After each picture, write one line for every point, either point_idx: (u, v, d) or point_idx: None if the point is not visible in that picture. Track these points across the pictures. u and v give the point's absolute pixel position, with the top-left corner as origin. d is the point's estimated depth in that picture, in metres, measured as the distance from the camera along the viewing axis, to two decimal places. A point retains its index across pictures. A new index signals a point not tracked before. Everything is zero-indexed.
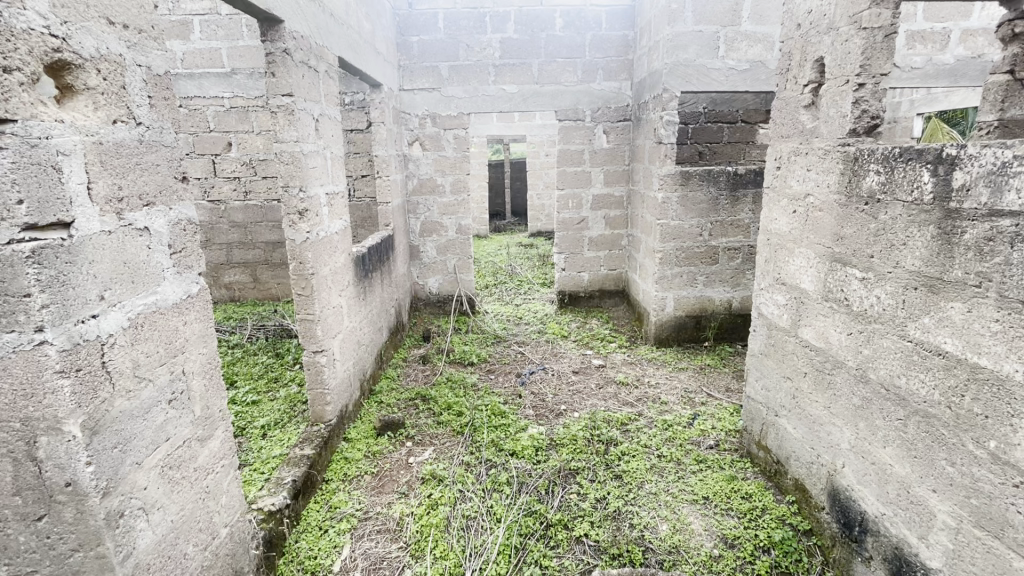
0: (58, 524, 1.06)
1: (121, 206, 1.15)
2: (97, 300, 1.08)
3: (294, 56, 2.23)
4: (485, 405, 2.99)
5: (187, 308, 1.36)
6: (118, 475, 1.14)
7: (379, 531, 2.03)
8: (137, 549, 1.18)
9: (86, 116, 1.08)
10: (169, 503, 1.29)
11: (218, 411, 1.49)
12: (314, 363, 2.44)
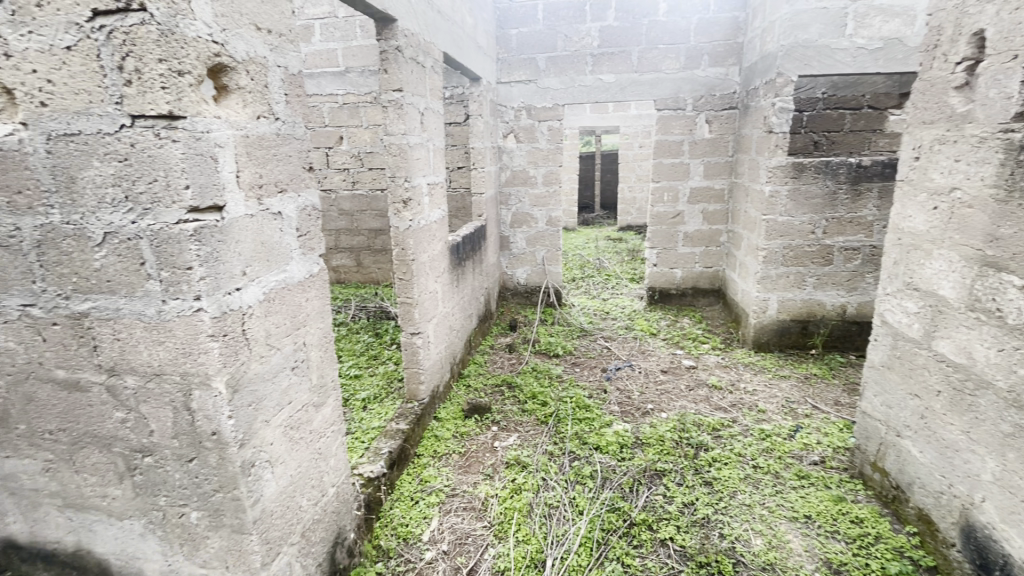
0: (205, 466, 1.24)
1: (261, 192, 1.29)
2: (241, 275, 1.23)
3: (405, 52, 2.35)
4: (569, 397, 3.00)
5: (309, 286, 1.51)
6: (252, 430, 1.29)
7: (465, 508, 2.11)
8: (265, 496, 1.34)
9: (237, 113, 1.22)
10: (290, 459, 1.44)
11: (331, 380, 1.63)
12: (410, 343, 2.59)
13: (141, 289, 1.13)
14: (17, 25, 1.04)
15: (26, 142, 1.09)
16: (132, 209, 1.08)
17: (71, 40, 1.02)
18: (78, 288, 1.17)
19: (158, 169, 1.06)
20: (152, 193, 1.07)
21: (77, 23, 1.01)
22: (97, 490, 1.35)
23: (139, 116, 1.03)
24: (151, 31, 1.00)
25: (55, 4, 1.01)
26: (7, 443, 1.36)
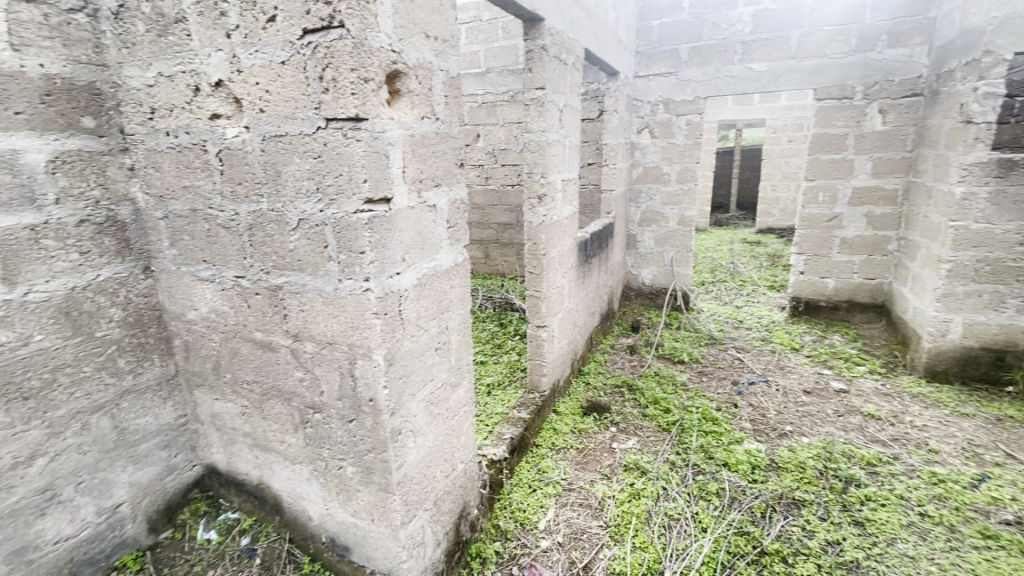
0: (362, 428, 1.41)
1: (420, 186, 1.41)
2: (400, 261, 1.36)
3: (550, 51, 2.39)
4: (695, 407, 2.84)
5: (454, 274, 1.62)
6: (402, 401, 1.42)
7: (581, 505, 2.12)
8: (408, 462, 1.47)
9: (407, 114, 1.35)
10: (430, 432, 1.57)
11: (466, 363, 1.74)
12: (536, 336, 2.66)
13: (323, 268, 1.31)
14: (247, 46, 1.25)
15: (247, 143, 1.33)
16: (321, 199, 1.26)
17: (285, 55, 1.21)
18: (276, 264, 1.39)
19: (344, 164, 1.21)
20: (339, 186, 1.23)
21: (290, 41, 1.19)
22: (278, 436, 1.60)
23: (332, 119, 1.19)
24: (348, 44, 1.14)
25: (276, 25, 1.20)
26: (217, 387, 1.68)
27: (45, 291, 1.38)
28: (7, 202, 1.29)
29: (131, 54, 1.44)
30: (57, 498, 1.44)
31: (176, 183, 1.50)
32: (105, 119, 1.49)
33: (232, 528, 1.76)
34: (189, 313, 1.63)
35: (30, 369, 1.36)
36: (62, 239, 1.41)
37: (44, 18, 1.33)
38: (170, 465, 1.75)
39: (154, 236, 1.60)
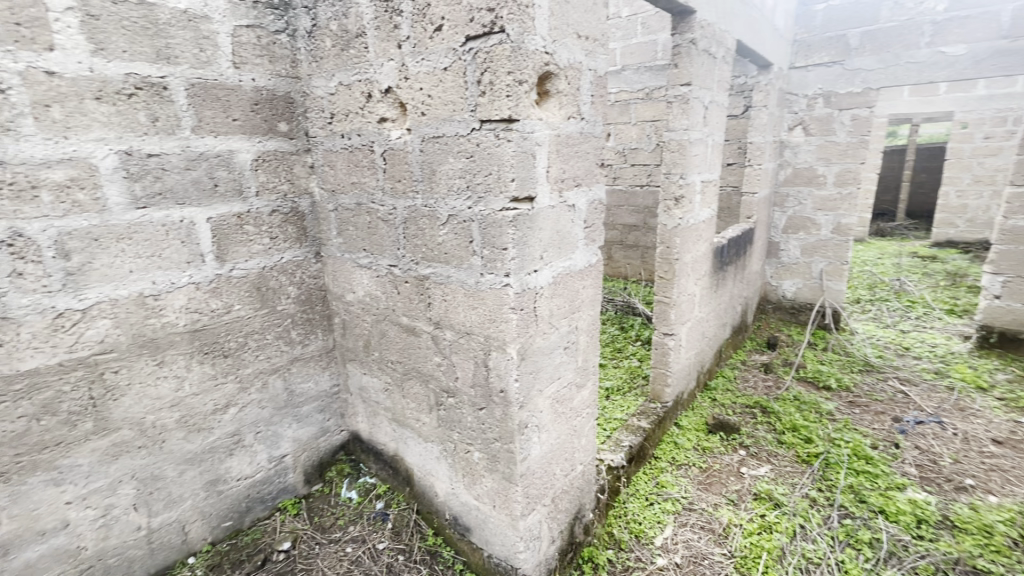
0: (491, 417, 1.46)
1: (562, 186, 1.42)
2: (539, 259, 1.38)
3: (699, 44, 2.26)
4: (844, 441, 2.50)
5: (587, 275, 1.61)
6: (530, 395, 1.44)
7: (703, 528, 1.99)
8: (531, 456, 1.49)
9: (554, 115, 1.36)
10: (554, 428, 1.58)
11: (592, 365, 1.72)
12: (662, 344, 2.55)
13: (467, 262, 1.39)
14: (415, 54, 1.36)
15: (408, 144, 1.45)
16: (470, 197, 1.34)
17: (448, 62, 1.29)
18: (425, 256, 1.50)
19: (494, 164, 1.27)
20: (488, 184, 1.29)
21: (453, 48, 1.27)
22: (414, 414, 1.73)
23: (487, 121, 1.25)
24: (507, 48, 1.18)
25: (442, 34, 1.28)
26: (366, 363, 1.86)
27: (244, 269, 1.65)
28: (224, 194, 1.57)
29: (319, 67, 1.65)
30: (241, 442, 1.72)
31: (346, 180, 1.69)
32: (295, 124, 1.73)
33: (369, 491, 1.95)
34: (348, 295, 1.83)
35: (229, 333, 1.64)
36: (258, 226, 1.67)
37: (257, 39, 1.58)
38: (324, 427, 1.99)
39: (325, 226, 1.82)
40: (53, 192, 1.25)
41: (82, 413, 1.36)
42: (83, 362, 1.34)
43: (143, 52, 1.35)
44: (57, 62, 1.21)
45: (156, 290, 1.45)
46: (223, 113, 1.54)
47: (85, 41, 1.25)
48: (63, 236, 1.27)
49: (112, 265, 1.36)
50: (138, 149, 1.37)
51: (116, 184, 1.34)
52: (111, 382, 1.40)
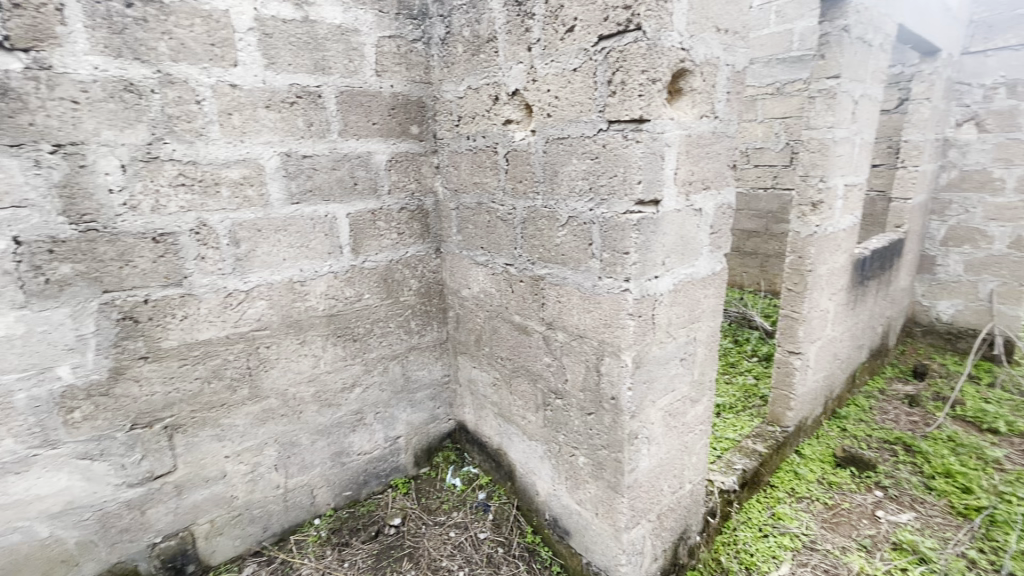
0: (600, 423, 1.44)
1: (690, 189, 1.35)
2: (660, 265, 1.32)
3: (853, 32, 2.02)
4: (1017, 498, 2.09)
5: (709, 284, 1.51)
6: (642, 405, 1.39)
7: (828, 571, 1.78)
8: (639, 468, 1.44)
9: (686, 114, 1.29)
10: (664, 442, 1.50)
11: (709, 380, 1.62)
12: (786, 363, 2.33)
13: (585, 265, 1.38)
14: (545, 56, 1.37)
15: (532, 145, 1.47)
16: (593, 199, 1.32)
17: (578, 63, 1.28)
18: (542, 257, 1.51)
19: (620, 166, 1.24)
20: (612, 186, 1.26)
21: (584, 48, 1.26)
22: (520, 412, 1.76)
23: (615, 121, 1.22)
24: (642, 46, 1.14)
25: (574, 35, 1.28)
26: (476, 357, 1.93)
27: (374, 261, 1.79)
28: (361, 192, 1.71)
29: (450, 72, 1.73)
30: (363, 420, 1.87)
31: (469, 180, 1.75)
32: (425, 127, 1.83)
33: (472, 480, 2.02)
34: (464, 290, 1.90)
35: (359, 319, 1.78)
36: (388, 222, 1.80)
37: (396, 49, 1.70)
38: (434, 414, 2.09)
39: (446, 223, 1.91)
40: (230, 188, 1.45)
41: (240, 380, 1.56)
42: (244, 336, 1.54)
43: (304, 64, 1.51)
44: (239, 75, 1.41)
45: (303, 277, 1.63)
46: (365, 118, 1.67)
47: (260, 57, 1.43)
48: (235, 226, 1.47)
49: (270, 253, 1.55)
50: (296, 151, 1.54)
51: (277, 182, 1.52)
52: (264, 355, 1.59)
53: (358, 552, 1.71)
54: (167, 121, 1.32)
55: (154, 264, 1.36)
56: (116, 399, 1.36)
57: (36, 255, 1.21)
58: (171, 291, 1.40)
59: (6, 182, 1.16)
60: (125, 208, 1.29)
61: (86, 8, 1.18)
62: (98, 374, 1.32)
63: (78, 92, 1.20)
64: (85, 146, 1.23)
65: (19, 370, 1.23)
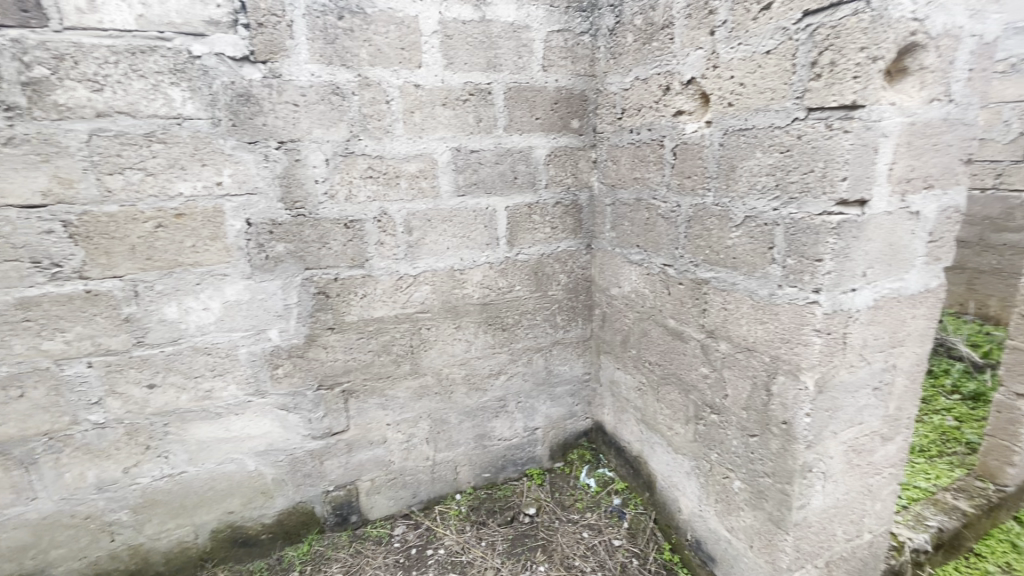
0: (764, 447, 1.30)
1: (907, 188, 1.12)
2: (860, 277, 1.11)
3: None
4: None
5: (920, 303, 1.26)
6: (821, 436, 1.21)
7: None
8: (810, 507, 1.26)
9: (911, 97, 1.07)
10: (843, 481, 1.30)
11: (907, 417, 1.36)
12: (1011, 407, 1.87)
13: (762, 270, 1.24)
14: (730, 40, 1.25)
15: (707, 138, 1.35)
16: (779, 197, 1.18)
17: (773, 44, 1.14)
18: (708, 259, 1.40)
19: (819, 160, 1.08)
20: (806, 183, 1.12)
21: (783, 27, 1.11)
22: (667, 422, 1.66)
23: (817, 109, 1.07)
24: (863, 19, 0.97)
25: (770, 12, 1.14)
26: (621, 358, 1.86)
27: (527, 254, 1.81)
28: (520, 185, 1.74)
29: (617, 64, 1.66)
30: (505, 407, 1.93)
31: (628, 174, 1.68)
32: (586, 121, 1.79)
33: (607, 484, 1.97)
34: (613, 289, 1.84)
35: (509, 310, 1.83)
36: (543, 216, 1.81)
37: (564, 43, 1.69)
38: (572, 410, 2.07)
39: (599, 219, 1.86)
40: (408, 181, 1.57)
41: (404, 356, 1.70)
42: (409, 317, 1.68)
43: (478, 63, 1.58)
44: (422, 76, 1.52)
45: (462, 266, 1.72)
46: (529, 113, 1.70)
47: (441, 58, 1.53)
48: (409, 216, 1.60)
49: (436, 242, 1.66)
50: (465, 146, 1.63)
51: (447, 175, 1.62)
52: (424, 336, 1.72)
53: (494, 534, 1.78)
54: (362, 120, 1.48)
55: (344, 247, 1.54)
56: (309, 362, 1.57)
57: (261, 235, 1.43)
58: (355, 272, 1.57)
59: (245, 174, 1.38)
60: (326, 197, 1.48)
61: (309, 23, 1.36)
62: (297, 338, 1.54)
63: (298, 96, 1.39)
64: (301, 143, 1.42)
65: (244, 330, 1.47)
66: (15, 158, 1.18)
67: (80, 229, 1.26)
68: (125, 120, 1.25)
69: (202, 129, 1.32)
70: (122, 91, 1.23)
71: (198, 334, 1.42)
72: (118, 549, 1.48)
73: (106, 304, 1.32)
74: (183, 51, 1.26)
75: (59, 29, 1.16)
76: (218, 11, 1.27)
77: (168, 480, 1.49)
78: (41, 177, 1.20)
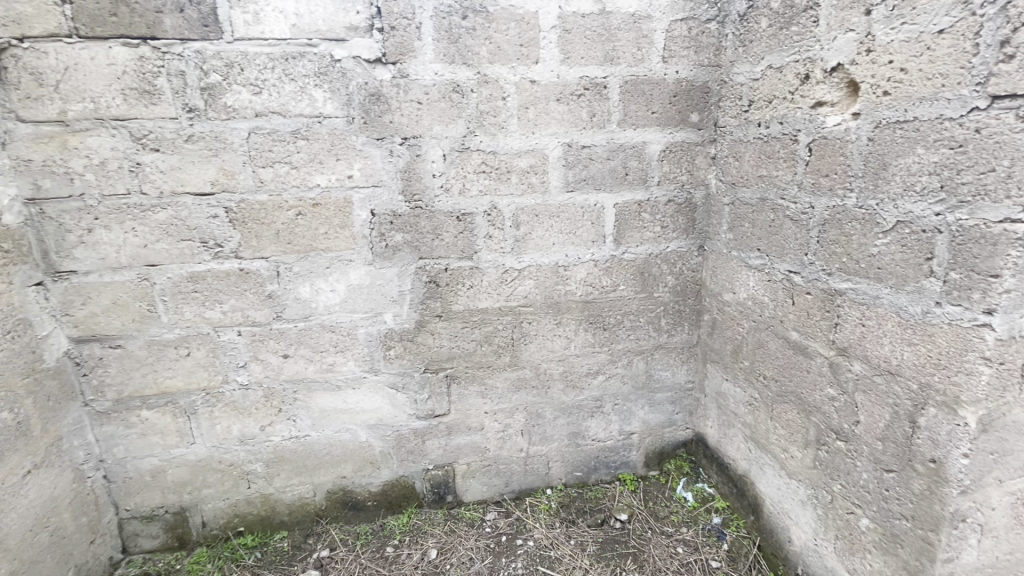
0: (903, 486, 1.15)
1: None
2: None
3: None
4: None
5: None
6: (981, 482, 1.04)
7: None
8: (959, 561, 1.09)
9: None
10: (1006, 539, 1.09)
11: None
12: None
13: (915, 284, 1.09)
14: (891, 20, 1.09)
15: (852, 131, 1.20)
16: (943, 200, 1.02)
17: (948, 22, 0.98)
18: (844, 268, 1.25)
19: (1003, 158, 0.92)
20: (983, 185, 0.95)
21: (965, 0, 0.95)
22: (782, 443, 1.52)
23: (1005, 96, 0.91)
24: None
25: None
26: (730, 369, 1.73)
27: (634, 253, 1.75)
28: (631, 182, 1.68)
29: (746, 52, 1.53)
30: (601, 408, 1.89)
31: (752, 172, 1.54)
32: (707, 114, 1.67)
33: (706, 500, 1.86)
34: (726, 294, 1.71)
35: (611, 309, 1.79)
36: (654, 214, 1.73)
37: (688, 31, 1.59)
38: (672, 418, 1.98)
39: (715, 219, 1.73)
40: (518, 176, 1.59)
41: (505, 348, 1.74)
42: (512, 310, 1.71)
43: (595, 56, 1.54)
44: (539, 72, 1.52)
45: (567, 262, 1.70)
46: (645, 107, 1.62)
47: (558, 53, 1.52)
48: (518, 211, 1.62)
49: (543, 237, 1.66)
50: (577, 141, 1.61)
51: (557, 171, 1.61)
52: (525, 330, 1.74)
53: (584, 534, 1.77)
54: (478, 117, 1.52)
55: (455, 239, 1.60)
56: (418, 346, 1.67)
57: (383, 225, 1.54)
58: (464, 263, 1.63)
59: (372, 168, 1.49)
60: (441, 190, 1.55)
61: (435, 24, 1.43)
62: (409, 323, 1.64)
63: (422, 94, 1.47)
64: (422, 139, 1.50)
65: (363, 312, 1.60)
66: (193, 152, 1.38)
67: (238, 214, 1.44)
68: (277, 119, 1.40)
69: (339, 126, 1.44)
70: (276, 94, 1.39)
71: (325, 312, 1.57)
72: (253, 495, 1.69)
73: (255, 281, 1.50)
74: (327, 56, 1.39)
75: (231, 40, 1.33)
76: (357, 17, 1.38)
77: (294, 440, 1.67)
78: (210, 168, 1.40)
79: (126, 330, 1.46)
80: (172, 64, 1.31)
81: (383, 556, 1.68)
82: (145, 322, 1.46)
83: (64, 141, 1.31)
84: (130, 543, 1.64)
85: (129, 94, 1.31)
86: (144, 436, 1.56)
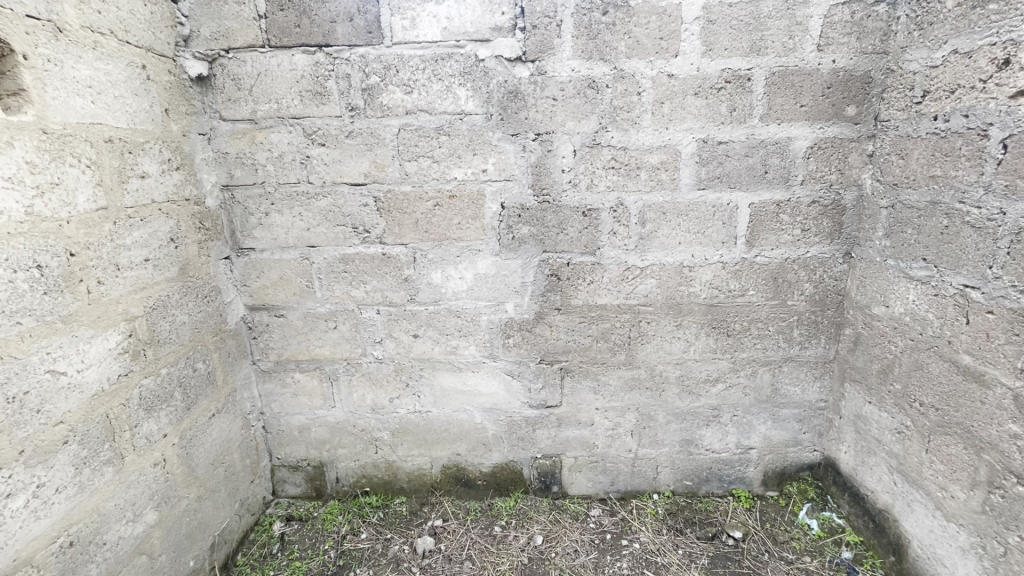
0: None
1: None
2: None
3: None
4: None
5: None
6: None
7: None
8: None
9: None
10: None
11: None
12: None
13: None
14: None
15: None
16: None
17: None
18: None
19: None
20: None
21: None
22: (940, 480, 1.35)
23: None
24: None
25: None
26: (875, 391, 1.56)
27: (768, 256, 1.63)
28: (771, 180, 1.57)
29: (923, 36, 1.35)
30: (718, 418, 1.80)
31: (921, 171, 1.37)
32: (866, 106, 1.50)
33: (834, 531, 1.71)
34: (876, 307, 1.54)
35: (737, 315, 1.69)
36: (794, 216, 1.60)
37: (851, 15, 1.43)
38: (797, 438, 1.83)
39: (868, 223, 1.56)
40: (648, 172, 1.57)
41: (621, 346, 1.73)
42: (631, 308, 1.69)
43: (740, 47, 1.46)
44: (677, 65, 1.48)
45: (693, 262, 1.64)
46: (794, 100, 1.50)
47: (700, 45, 1.46)
48: (645, 207, 1.59)
49: (669, 235, 1.62)
50: (713, 136, 1.54)
51: (689, 167, 1.56)
52: (643, 329, 1.71)
53: (693, 545, 1.71)
54: (612, 112, 1.52)
55: (579, 234, 1.62)
56: (535, 337, 1.72)
57: (511, 218, 1.60)
58: (586, 259, 1.64)
59: (505, 162, 1.55)
60: (569, 185, 1.57)
61: (576, 21, 1.44)
62: (529, 314, 1.69)
63: (558, 91, 1.50)
64: (554, 135, 1.53)
65: (487, 300, 1.68)
66: (352, 147, 1.54)
67: (385, 203, 1.58)
68: (424, 116, 1.51)
69: (478, 122, 1.52)
70: (424, 93, 1.50)
71: (453, 298, 1.67)
72: (378, 459, 1.86)
73: (394, 265, 1.64)
74: (472, 56, 1.47)
75: (390, 44, 1.46)
76: (502, 18, 1.44)
77: (417, 414, 1.80)
78: (365, 161, 1.55)
79: (289, 303, 1.67)
80: (340, 68, 1.47)
81: (491, 534, 1.76)
82: (303, 296, 1.67)
83: (253, 137, 1.53)
84: (279, 487, 1.89)
85: (305, 96, 1.50)
86: (296, 397, 1.78)
